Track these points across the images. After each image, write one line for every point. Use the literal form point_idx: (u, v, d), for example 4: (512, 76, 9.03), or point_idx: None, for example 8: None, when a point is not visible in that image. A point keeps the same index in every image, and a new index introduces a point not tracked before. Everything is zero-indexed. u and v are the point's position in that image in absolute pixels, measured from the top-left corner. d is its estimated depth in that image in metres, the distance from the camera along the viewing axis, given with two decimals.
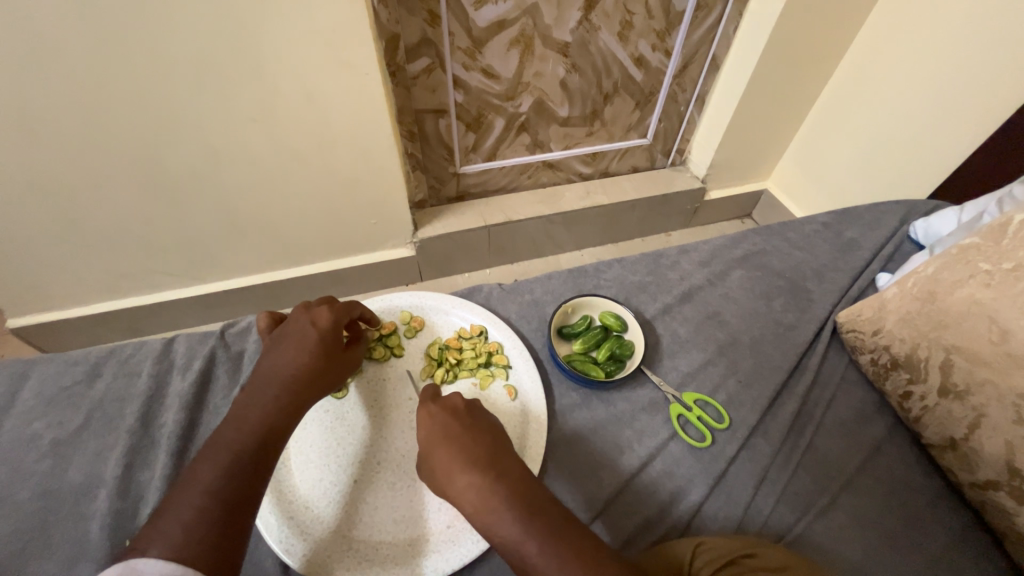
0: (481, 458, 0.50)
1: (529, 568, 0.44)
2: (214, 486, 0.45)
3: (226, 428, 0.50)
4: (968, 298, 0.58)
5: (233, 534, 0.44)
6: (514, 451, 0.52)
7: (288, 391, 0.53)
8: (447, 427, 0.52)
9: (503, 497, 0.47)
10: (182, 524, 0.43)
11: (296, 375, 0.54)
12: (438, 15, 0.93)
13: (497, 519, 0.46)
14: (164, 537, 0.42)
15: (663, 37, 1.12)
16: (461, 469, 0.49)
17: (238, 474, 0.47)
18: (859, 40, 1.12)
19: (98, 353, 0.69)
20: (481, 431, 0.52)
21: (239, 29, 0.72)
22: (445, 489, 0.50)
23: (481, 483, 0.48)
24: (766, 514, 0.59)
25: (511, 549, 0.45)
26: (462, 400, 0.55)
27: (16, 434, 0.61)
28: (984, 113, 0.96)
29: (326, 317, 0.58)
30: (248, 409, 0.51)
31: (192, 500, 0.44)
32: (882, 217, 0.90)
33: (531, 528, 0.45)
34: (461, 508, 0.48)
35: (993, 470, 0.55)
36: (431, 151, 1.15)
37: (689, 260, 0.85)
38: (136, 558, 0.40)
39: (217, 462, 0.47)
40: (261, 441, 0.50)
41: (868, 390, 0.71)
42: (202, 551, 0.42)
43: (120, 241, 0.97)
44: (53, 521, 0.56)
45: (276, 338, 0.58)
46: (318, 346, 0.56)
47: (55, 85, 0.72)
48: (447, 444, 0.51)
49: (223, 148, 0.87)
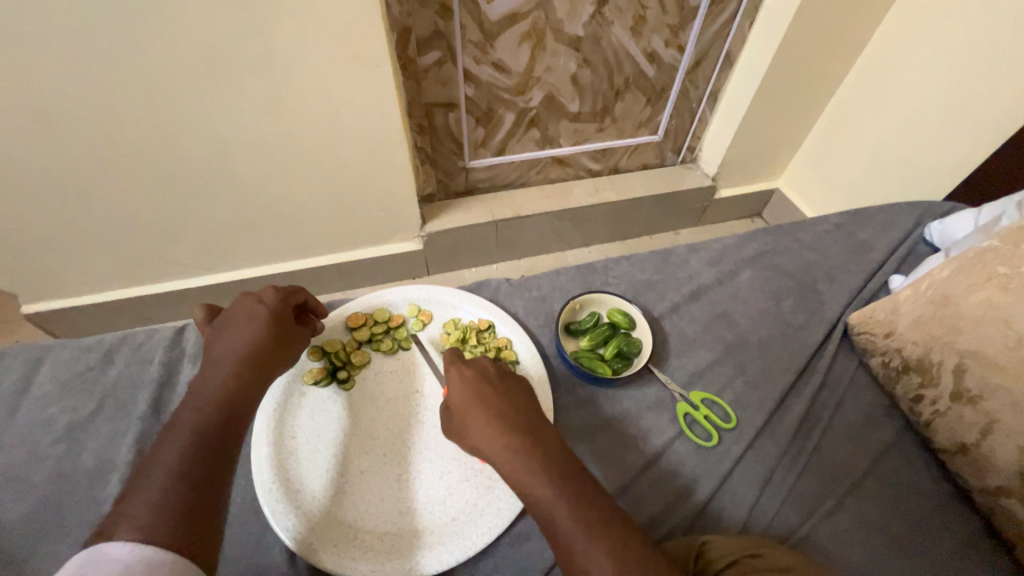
0: (518, 421, 0.51)
1: (558, 533, 0.45)
2: (179, 466, 0.44)
3: (186, 409, 0.49)
4: (983, 302, 0.57)
5: (203, 511, 0.43)
6: (546, 418, 0.54)
7: (247, 364, 0.53)
8: (483, 391, 0.53)
9: (539, 458, 0.48)
10: (150, 506, 0.41)
11: (251, 349, 0.53)
12: (450, 8, 0.92)
13: (530, 479, 0.47)
14: (133, 519, 0.40)
15: (676, 32, 1.11)
16: (497, 429, 0.50)
17: (201, 452, 0.46)
18: (875, 39, 1.11)
19: (110, 339, 0.70)
20: (515, 396, 0.54)
21: (252, 21, 0.72)
22: (480, 449, 0.51)
23: (520, 444, 0.49)
24: (771, 516, 0.59)
25: (543, 509, 0.46)
26: (491, 367, 0.57)
27: (32, 418, 0.62)
28: (1001, 115, 0.94)
29: (274, 297, 0.58)
30: (206, 385, 0.50)
31: (160, 481, 0.43)
32: (896, 218, 0.89)
33: (565, 492, 0.46)
34: (497, 465, 0.50)
35: (1005, 476, 0.54)
36: (440, 145, 1.15)
37: (698, 259, 0.84)
38: (104, 542, 0.39)
39: (179, 443, 0.46)
40: (225, 419, 0.49)
41: (878, 393, 0.70)
42: (173, 529, 0.40)
43: (131, 229, 0.97)
44: (68, 503, 0.57)
45: (221, 319, 0.56)
46: (271, 321, 0.56)
47: (69, 74, 0.72)
48: (484, 406, 0.52)
49: (235, 139, 0.87)
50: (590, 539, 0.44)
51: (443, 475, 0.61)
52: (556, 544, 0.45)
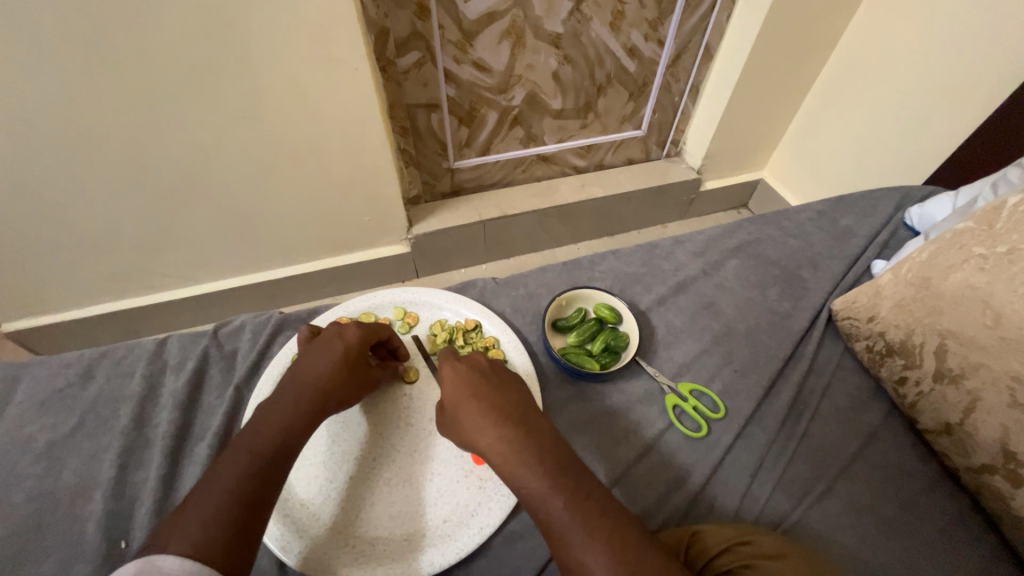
0: (511, 416, 0.51)
1: (553, 525, 0.45)
2: (233, 487, 0.46)
3: (246, 428, 0.51)
4: (963, 282, 0.58)
5: (245, 537, 0.44)
6: (541, 412, 0.54)
7: (308, 398, 0.53)
8: (476, 387, 0.53)
9: (533, 452, 0.48)
10: (201, 524, 0.43)
11: (318, 383, 0.54)
12: (427, 8, 0.91)
13: (525, 473, 0.47)
14: (183, 533, 0.43)
15: (655, 26, 1.12)
16: (490, 423, 0.50)
17: (254, 476, 0.47)
18: (851, 28, 1.12)
19: (90, 354, 0.69)
20: (509, 391, 0.54)
21: (225, 28, 0.71)
22: (474, 443, 0.51)
23: (513, 437, 0.49)
24: (762, 503, 0.59)
25: (538, 502, 0.46)
26: (485, 363, 0.57)
27: (11, 437, 0.61)
28: (977, 98, 0.95)
29: (354, 332, 0.59)
30: (271, 411, 0.52)
31: (212, 498, 0.45)
32: (876, 204, 0.90)
33: (559, 484, 0.46)
34: (490, 460, 0.49)
35: (988, 454, 0.55)
36: (424, 146, 1.14)
37: (684, 251, 0.85)
38: (156, 554, 0.41)
39: (236, 461, 0.48)
40: (279, 444, 0.50)
41: (864, 377, 0.71)
42: (219, 551, 0.42)
43: (112, 242, 0.96)
44: (50, 522, 0.56)
45: (311, 343, 0.59)
46: (345, 360, 0.56)
47: (38, 85, 0.71)
48: (478, 400, 0.52)
49: (214, 147, 0.86)
50: (587, 531, 0.43)
51: (433, 477, 0.61)
52: (551, 538, 0.45)
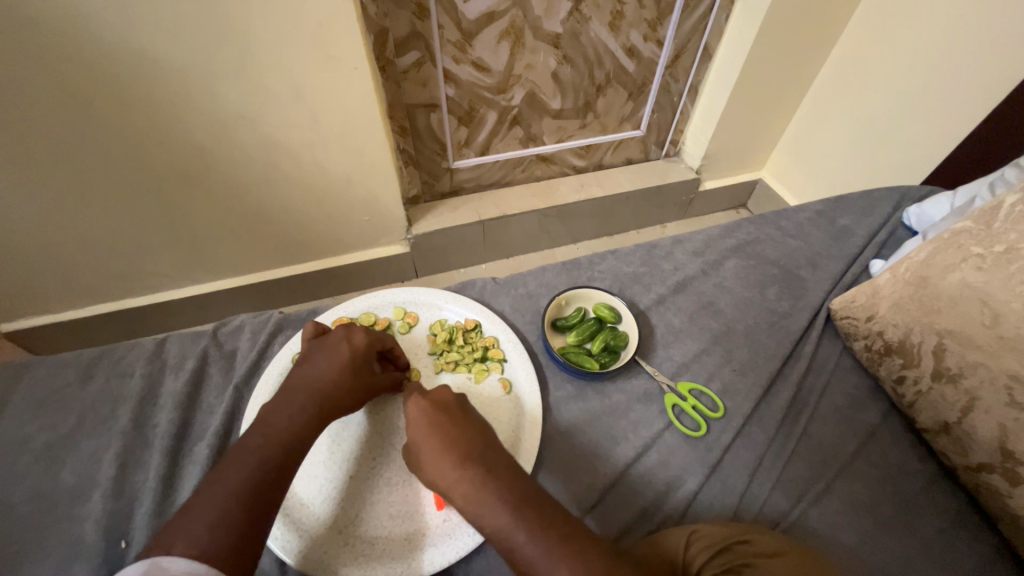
0: (470, 454, 0.49)
1: (518, 558, 0.45)
2: (239, 489, 0.46)
3: (251, 432, 0.51)
4: (960, 282, 0.58)
5: (250, 540, 0.44)
6: (501, 444, 0.52)
7: (311, 401, 0.53)
8: (433, 424, 0.51)
9: (493, 489, 0.47)
10: (207, 525, 0.43)
11: (321, 387, 0.54)
12: (427, 7, 0.92)
13: (486, 510, 0.46)
14: (187, 535, 0.43)
15: (655, 26, 1.12)
16: (449, 463, 0.49)
17: (262, 479, 0.47)
18: (850, 28, 1.12)
19: (89, 354, 0.69)
20: (466, 422, 0.52)
21: (225, 28, 0.72)
22: (434, 482, 0.50)
23: (473, 476, 0.48)
24: (762, 501, 0.59)
25: (502, 539, 0.45)
26: (447, 395, 0.54)
27: (11, 437, 0.61)
28: (975, 98, 0.95)
29: (361, 338, 0.58)
30: (276, 415, 0.52)
31: (217, 499, 0.45)
32: (874, 203, 0.90)
33: (521, 520, 0.45)
34: (453, 499, 0.48)
35: (985, 453, 0.55)
36: (423, 146, 1.14)
37: (683, 251, 0.85)
38: (162, 555, 0.41)
39: (242, 463, 0.47)
40: (285, 447, 0.50)
41: (863, 376, 0.71)
42: (222, 552, 0.42)
43: (111, 242, 0.96)
44: (49, 522, 0.56)
45: (314, 346, 0.58)
46: (349, 365, 0.56)
47: (37, 85, 0.71)
48: (434, 438, 0.50)
49: (214, 147, 0.86)
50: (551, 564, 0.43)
51: None
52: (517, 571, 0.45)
